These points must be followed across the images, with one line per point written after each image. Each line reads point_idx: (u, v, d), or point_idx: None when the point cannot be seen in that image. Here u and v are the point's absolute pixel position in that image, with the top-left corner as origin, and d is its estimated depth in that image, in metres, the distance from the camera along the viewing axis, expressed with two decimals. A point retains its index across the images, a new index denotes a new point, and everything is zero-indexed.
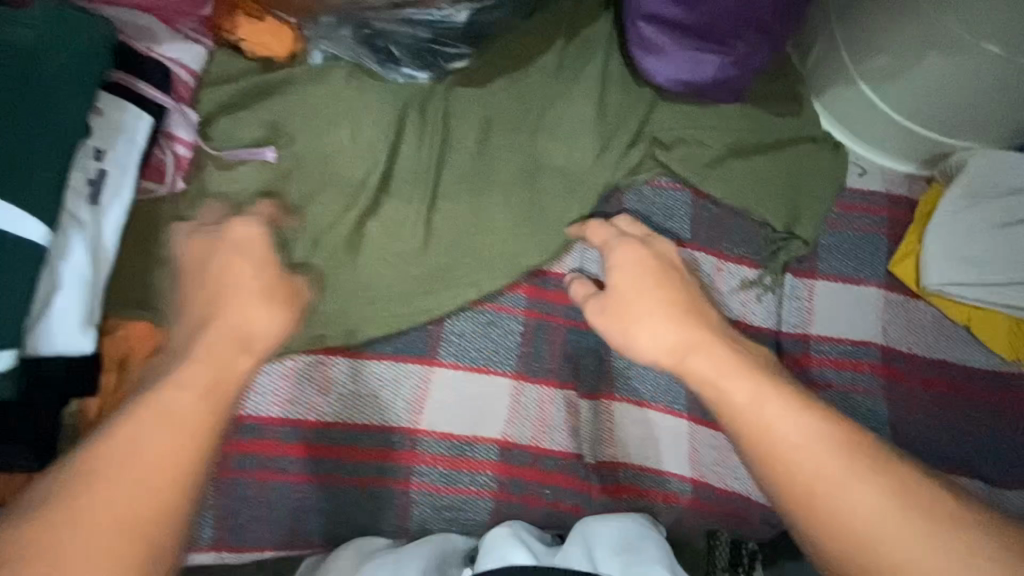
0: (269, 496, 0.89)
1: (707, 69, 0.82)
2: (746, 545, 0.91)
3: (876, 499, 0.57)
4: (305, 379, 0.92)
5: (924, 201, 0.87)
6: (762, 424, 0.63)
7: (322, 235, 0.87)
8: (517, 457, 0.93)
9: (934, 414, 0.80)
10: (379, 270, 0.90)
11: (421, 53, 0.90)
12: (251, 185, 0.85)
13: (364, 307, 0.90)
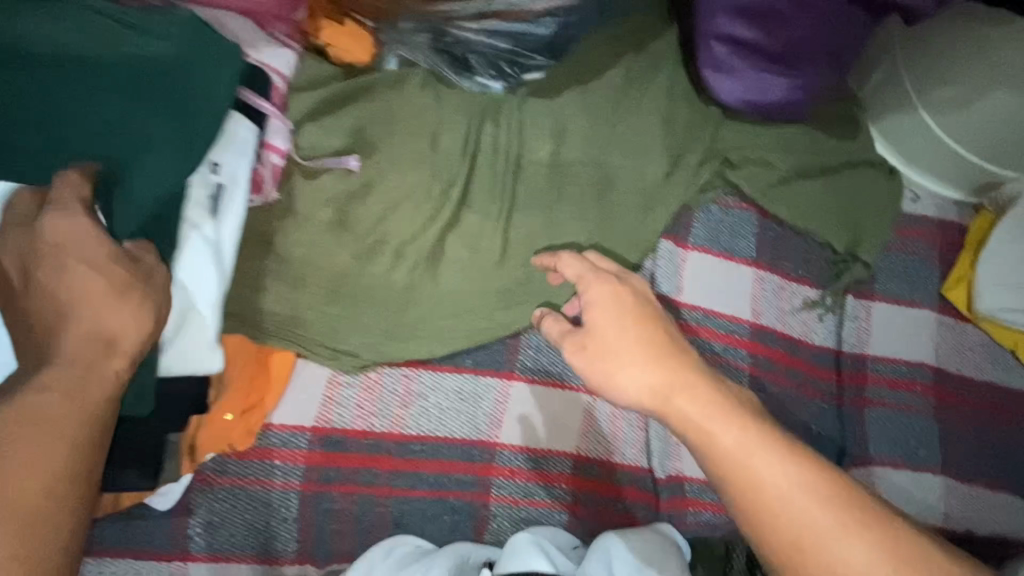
0: (224, 535, 0.66)
1: (774, 92, 0.86)
2: None
3: (869, 557, 0.42)
4: (363, 391, 0.71)
5: (972, 227, 0.91)
6: (753, 471, 0.46)
7: (405, 250, 0.73)
8: (589, 498, 0.75)
9: (975, 430, 0.83)
10: (451, 295, 0.74)
11: (496, 61, 0.83)
12: (316, 198, 0.71)
13: (434, 344, 0.73)
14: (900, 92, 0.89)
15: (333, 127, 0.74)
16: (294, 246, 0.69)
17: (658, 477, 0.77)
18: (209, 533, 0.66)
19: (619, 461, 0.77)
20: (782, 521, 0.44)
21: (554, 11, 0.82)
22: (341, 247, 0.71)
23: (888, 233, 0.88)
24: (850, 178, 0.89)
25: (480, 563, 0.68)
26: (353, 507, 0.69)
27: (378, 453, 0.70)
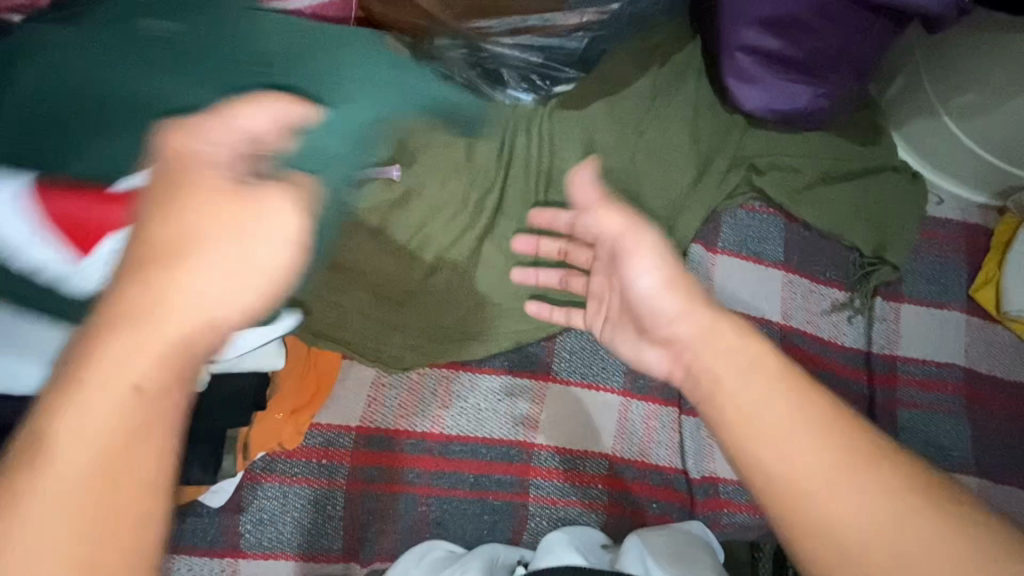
0: (273, 531, 0.68)
1: (799, 100, 0.87)
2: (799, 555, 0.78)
3: (870, 510, 0.37)
4: (403, 396, 0.73)
5: (997, 229, 0.92)
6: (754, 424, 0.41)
7: (444, 255, 0.76)
8: (625, 498, 0.76)
9: (1010, 432, 0.83)
10: (488, 298, 0.76)
11: (528, 76, 0.85)
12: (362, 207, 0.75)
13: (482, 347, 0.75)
14: (921, 98, 0.91)
15: (377, 141, 0.78)
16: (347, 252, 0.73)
17: (692, 478, 0.78)
18: (259, 529, 0.68)
19: (653, 463, 0.78)
20: (787, 478, 0.39)
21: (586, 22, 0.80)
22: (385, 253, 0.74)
23: (914, 235, 0.89)
24: (874, 183, 0.91)
25: (509, 563, 0.68)
26: (397, 504, 0.70)
27: (420, 454, 0.72)
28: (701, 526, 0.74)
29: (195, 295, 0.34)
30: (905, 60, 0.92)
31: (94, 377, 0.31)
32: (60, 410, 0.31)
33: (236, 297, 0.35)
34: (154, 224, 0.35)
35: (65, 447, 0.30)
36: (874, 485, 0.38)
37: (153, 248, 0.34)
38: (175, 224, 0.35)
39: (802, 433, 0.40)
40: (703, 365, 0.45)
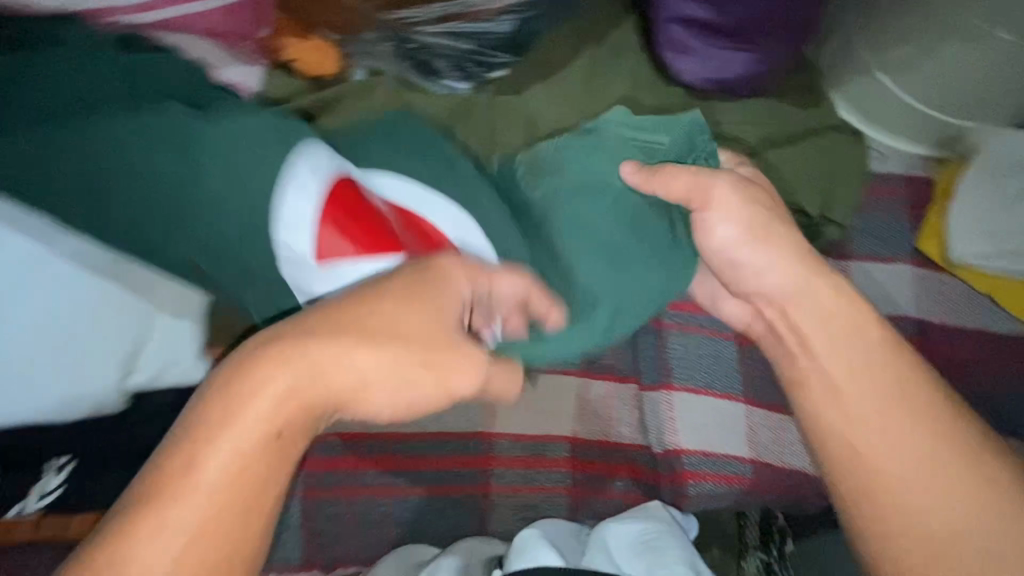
0: None
1: (734, 67, 0.89)
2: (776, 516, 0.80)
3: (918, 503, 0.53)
4: None
5: (939, 177, 0.93)
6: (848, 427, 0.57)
7: None
8: (590, 479, 0.76)
9: (967, 379, 0.84)
10: None
11: (461, 63, 0.86)
12: None
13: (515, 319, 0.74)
14: (856, 56, 0.92)
15: None
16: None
17: (656, 453, 0.78)
18: None
19: (615, 441, 0.78)
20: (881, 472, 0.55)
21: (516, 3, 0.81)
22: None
23: (859, 194, 0.90)
24: (817, 143, 0.91)
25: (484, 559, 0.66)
26: (357, 507, 0.70)
27: (379, 454, 0.71)
28: (661, 506, 0.73)
29: (373, 372, 0.45)
30: (840, 19, 0.93)
31: (260, 403, 0.42)
32: (254, 393, 0.42)
33: (384, 395, 0.47)
34: (352, 303, 0.47)
35: (248, 426, 0.41)
36: (930, 447, 0.54)
37: (341, 313, 0.46)
38: (371, 311, 0.47)
39: (881, 400, 0.56)
40: (849, 347, 0.58)
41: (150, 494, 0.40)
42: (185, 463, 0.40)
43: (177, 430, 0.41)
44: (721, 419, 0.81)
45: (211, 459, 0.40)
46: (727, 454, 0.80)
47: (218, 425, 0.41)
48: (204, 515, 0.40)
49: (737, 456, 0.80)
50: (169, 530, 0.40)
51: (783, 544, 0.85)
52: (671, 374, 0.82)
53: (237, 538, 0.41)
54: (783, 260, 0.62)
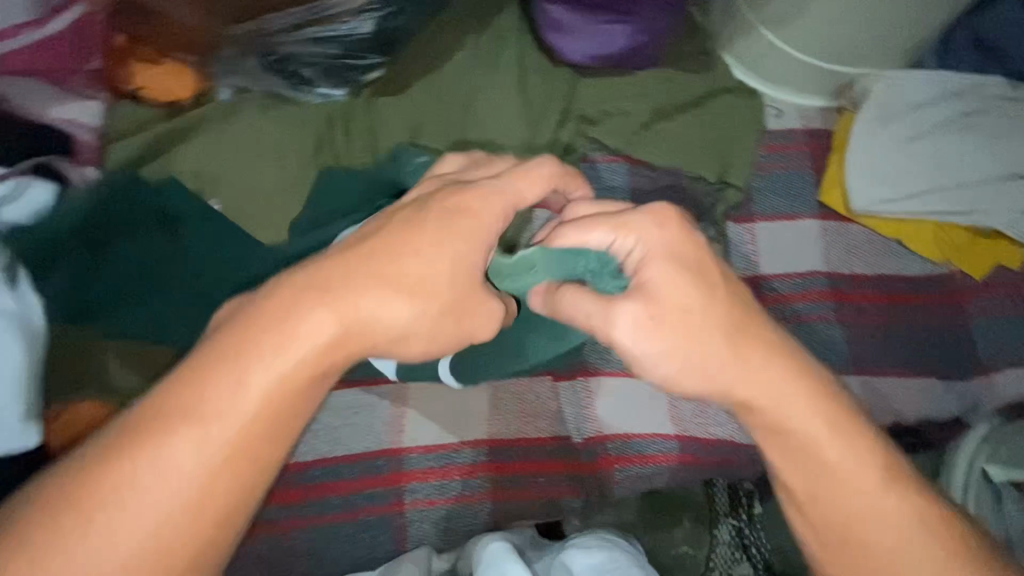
0: None
1: (618, 40, 0.87)
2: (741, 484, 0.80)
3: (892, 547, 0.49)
4: None
5: (838, 127, 0.92)
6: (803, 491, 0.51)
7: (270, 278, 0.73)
8: (511, 480, 0.74)
9: (879, 325, 0.85)
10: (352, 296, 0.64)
11: (332, 70, 0.81)
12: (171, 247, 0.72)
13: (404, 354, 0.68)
14: (740, 15, 0.90)
15: (170, 174, 0.74)
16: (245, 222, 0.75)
17: (577, 442, 0.78)
18: None
19: (533, 437, 0.76)
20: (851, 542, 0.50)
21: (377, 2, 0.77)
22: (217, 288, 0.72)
23: (756, 155, 0.89)
24: (710, 109, 0.89)
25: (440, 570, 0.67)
26: (262, 545, 0.67)
27: (284, 486, 0.69)
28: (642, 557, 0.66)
29: (402, 319, 0.46)
30: None
31: (311, 327, 0.43)
32: (297, 331, 0.43)
33: (418, 342, 0.48)
34: (389, 241, 0.47)
35: (280, 367, 0.42)
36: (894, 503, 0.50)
37: (382, 247, 0.47)
38: (411, 251, 0.47)
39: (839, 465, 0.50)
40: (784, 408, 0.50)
41: (173, 413, 0.40)
42: (215, 394, 0.41)
43: (202, 357, 0.42)
44: (638, 398, 0.80)
45: (240, 392, 0.41)
46: (651, 434, 0.80)
47: (251, 362, 0.42)
48: (220, 446, 0.40)
49: (661, 434, 0.80)
50: (172, 458, 0.39)
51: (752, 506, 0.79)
52: (586, 360, 0.80)
53: (241, 479, 0.41)
54: (725, 327, 0.50)
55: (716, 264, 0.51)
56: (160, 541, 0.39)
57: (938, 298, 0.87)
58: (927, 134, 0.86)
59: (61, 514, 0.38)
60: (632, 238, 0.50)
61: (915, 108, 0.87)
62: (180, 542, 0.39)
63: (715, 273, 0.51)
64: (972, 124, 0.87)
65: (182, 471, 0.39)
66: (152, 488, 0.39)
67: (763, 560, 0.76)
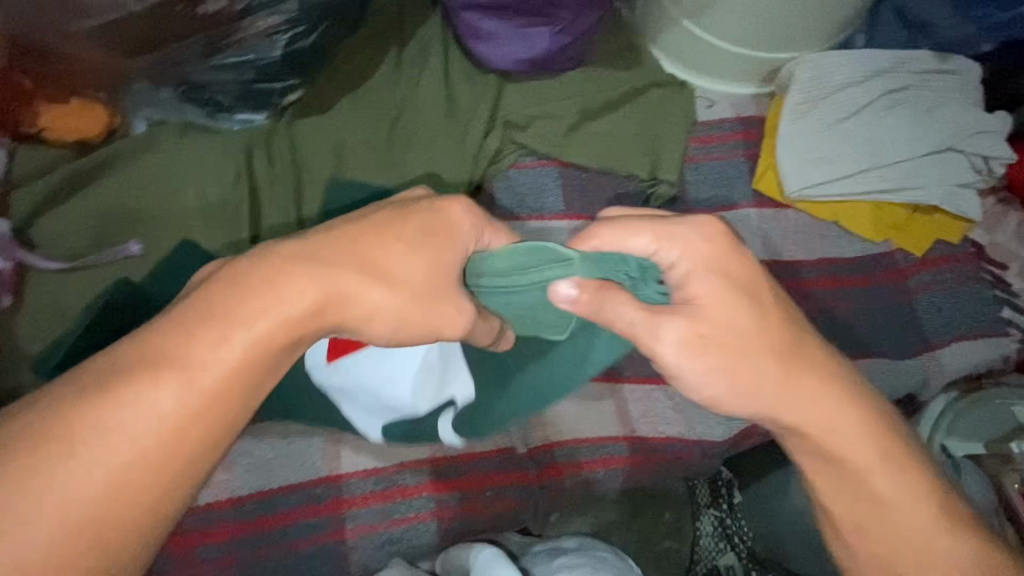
0: None
1: (540, 42, 0.86)
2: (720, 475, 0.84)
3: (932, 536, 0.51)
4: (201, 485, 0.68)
5: (770, 113, 0.91)
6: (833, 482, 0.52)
7: None
8: (455, 497, 0.73)
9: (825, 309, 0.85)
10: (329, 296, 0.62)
11: (248, 96, 0.79)
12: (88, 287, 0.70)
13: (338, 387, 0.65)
14: (661, 8, 0.90)
15: (84, 213, 0.73)
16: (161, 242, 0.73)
17: (523, 453, 0.77)
18: None
19: (477, 452, 0.75)
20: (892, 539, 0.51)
21: (285, 23, 0.73)
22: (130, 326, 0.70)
23: (687, 146, 0.88)
24: (639, 104, 0.89)
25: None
26: None
27: (216, 525, 0.67)
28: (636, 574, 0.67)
29: (375, 302, 0.46)
30: None
31: (289, 295, 0.44)
32: (283, 297, 0.44)
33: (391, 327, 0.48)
34: (364, 235, 0.47)
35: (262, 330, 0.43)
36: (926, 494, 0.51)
37: (360, 238, 0.47)
38: (392, 238, 0.48)
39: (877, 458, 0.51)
40: (812, 409, 0.50)
41: (145, 367, 0.41)
42: (201, 347, 0.42)
43: (186, 311, 0.43)
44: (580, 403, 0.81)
45: (223, 348, 0.42)
46: (599, 438, 0.80)
47: (234, 320, 0.43)
48: (186, 400, 0.41)
49: (610, 437, 0.80)
50: (149, 405, 0.40)
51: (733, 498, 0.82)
52: None
53: (205, 436, 0.42)
54: (752, 336, 0.49)
55: (762, 285, 0.51)
56: (127, 487, 0.39)
57: (882, 276, 0.87)
58: (856, 114, 0.86)
59: (59, 435, 0.39)
60: (676, 249, 0.50)
61: (840, 88, 0.87)
62: (147, 487, 0.40)
63: (765, 298, 0.50)
64: (899, 99, 0.87)
65: (155, 419, 0.40)
66: (127, 434, 0.40)
67: (746, 549, 0.79)
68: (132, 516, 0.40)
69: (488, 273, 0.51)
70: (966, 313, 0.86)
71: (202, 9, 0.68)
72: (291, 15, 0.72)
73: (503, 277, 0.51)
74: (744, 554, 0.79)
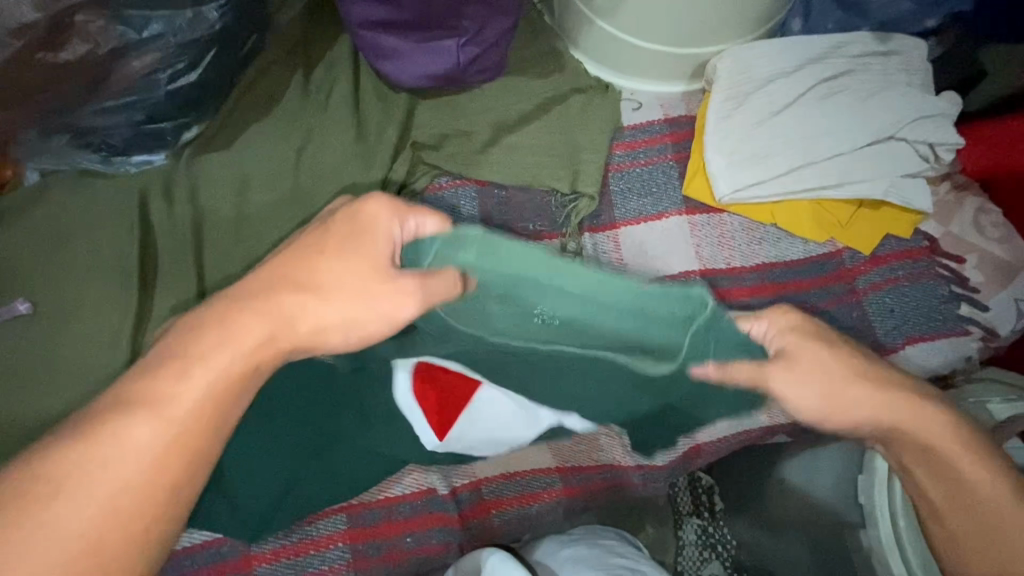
0: None
1: (448, 56, 0.78)
2: (700, 480, 0.92)
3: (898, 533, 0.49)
4: None
5: (698, 112, 0.86)
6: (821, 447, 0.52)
7: (93, 367, 0.70)
8: (372, 545, 0.71)
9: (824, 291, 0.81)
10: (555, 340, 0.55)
11: (141, 139, 0.76)
12: None
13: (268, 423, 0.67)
14: (575, 8, 0.84)
15: None
16: (63, 289, 0.72)
17: (445, 495, 0.73)
18: None
19: (395, 497, 0.72)
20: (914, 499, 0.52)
21: (163, 62, 0.69)
22: (33, 386, 0.69)
23: (609, 155, 0.84)
24: (559, 113, 0.84)
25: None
26: None
27: None
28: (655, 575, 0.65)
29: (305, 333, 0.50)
30: None
31: (217, 331, 0.47)
32: (230, 334, 0.47)
33: (334, 336, 0.51)
34: (295, 258, 0.51)
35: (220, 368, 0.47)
36: None
37: (300, 261, 0.51)
38: (320, 254, 0.51)
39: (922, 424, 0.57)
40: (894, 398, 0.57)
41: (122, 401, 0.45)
42: (165, 381, 0.45)
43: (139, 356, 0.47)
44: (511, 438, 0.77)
45: (186, 380, 0.46)
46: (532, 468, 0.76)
47: (189, 357, 0.46)
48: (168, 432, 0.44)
49: (543, 470, 0.76)
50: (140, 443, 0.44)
51: (715, 505, 0.91)
52: None
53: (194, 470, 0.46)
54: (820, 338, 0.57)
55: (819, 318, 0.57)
56: (124, 512, 0.43)
57: (826, 280, 0.81)
58: (789, 106, 0.80)
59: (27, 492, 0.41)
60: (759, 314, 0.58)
61: (769, 81, 0.81)
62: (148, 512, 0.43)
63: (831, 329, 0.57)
64: (837, 86, 0.80)
65: (142, 457, 0.44)
66: (117, 466, 0.43)
67: (730, 558, 0.87)
68: (118, 557, 0.42)
69: (511, 270, 0.51)
70: (922, 314, 0.80)
71: (65, 55, 0.65)
72: (171, 51, 0.69)
73: (581, 295, 0.51)
74: (730, 563, 0.86)
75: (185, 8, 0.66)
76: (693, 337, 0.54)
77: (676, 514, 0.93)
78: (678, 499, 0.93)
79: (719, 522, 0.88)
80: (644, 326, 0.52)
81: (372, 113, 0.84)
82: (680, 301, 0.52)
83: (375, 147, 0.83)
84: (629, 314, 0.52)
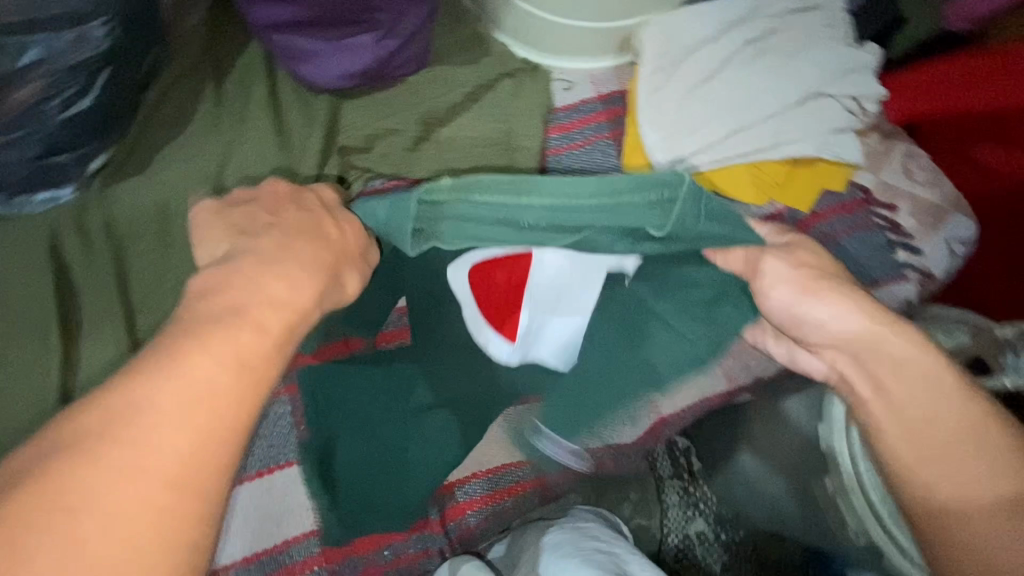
0: None
1: (365, 52, 0.75)
2: (677, 445, 0.95)
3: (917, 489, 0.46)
4: None
5: (628, 86, 0.85)
6: None
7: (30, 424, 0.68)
8: (348, 564, 0.70)
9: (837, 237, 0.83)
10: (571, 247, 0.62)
11: (42, 174, 0.70)
12: None
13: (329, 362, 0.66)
14: None
15: None
16: None
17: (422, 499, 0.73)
18: None
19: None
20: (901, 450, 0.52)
21: (50, 90, 0.64)
22: None
23: (544, 141, 0.82)
24: (490, 100, 0.82)
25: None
26: None
27: None
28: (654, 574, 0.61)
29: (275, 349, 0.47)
30: None
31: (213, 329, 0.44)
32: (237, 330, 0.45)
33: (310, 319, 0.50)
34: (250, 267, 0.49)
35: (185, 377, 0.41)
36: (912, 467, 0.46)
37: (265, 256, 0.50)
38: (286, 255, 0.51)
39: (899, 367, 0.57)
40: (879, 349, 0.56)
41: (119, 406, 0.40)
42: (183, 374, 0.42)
43: None
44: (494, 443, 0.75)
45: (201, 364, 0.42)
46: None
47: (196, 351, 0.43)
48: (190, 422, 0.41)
49: (514, 463, 0.76)
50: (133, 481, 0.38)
51: (692, 465, 0.94)
52: None
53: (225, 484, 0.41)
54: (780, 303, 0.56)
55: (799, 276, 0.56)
56: (176, 498, 0.39)
57: None
58: (717, 72, 0.80)
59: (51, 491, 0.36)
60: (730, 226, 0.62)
61: (694, 48, 0.80)
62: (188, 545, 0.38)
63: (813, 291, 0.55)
64: (762, 48, 0.80)
65: (167, 474, 0.39)
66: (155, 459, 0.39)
67: (712, 513, 0.92)
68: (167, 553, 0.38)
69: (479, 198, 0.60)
70: (864, 264, 0.82)
71: None
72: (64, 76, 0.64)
73: (554, 208, 0.60)
74: (711, 518, 0.92)
75: (65, 29, 0.60)
76: (678, 220, 0.60)
77: (659, 479, 0.95)
78: (657, 465, 0.95)
79: (700, 482, 0.93)
80: (620, 219, 0.60)
81: (293, 119, 0.80)
82: (651, 187, 0.59)
83: (300, 153, 0.78)
84: (606, 210, 0.60)
